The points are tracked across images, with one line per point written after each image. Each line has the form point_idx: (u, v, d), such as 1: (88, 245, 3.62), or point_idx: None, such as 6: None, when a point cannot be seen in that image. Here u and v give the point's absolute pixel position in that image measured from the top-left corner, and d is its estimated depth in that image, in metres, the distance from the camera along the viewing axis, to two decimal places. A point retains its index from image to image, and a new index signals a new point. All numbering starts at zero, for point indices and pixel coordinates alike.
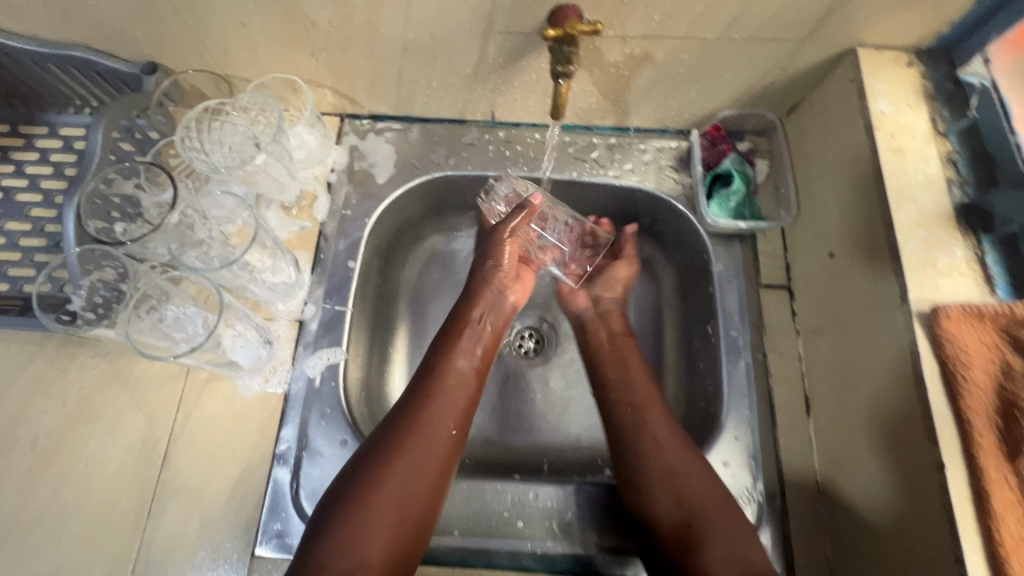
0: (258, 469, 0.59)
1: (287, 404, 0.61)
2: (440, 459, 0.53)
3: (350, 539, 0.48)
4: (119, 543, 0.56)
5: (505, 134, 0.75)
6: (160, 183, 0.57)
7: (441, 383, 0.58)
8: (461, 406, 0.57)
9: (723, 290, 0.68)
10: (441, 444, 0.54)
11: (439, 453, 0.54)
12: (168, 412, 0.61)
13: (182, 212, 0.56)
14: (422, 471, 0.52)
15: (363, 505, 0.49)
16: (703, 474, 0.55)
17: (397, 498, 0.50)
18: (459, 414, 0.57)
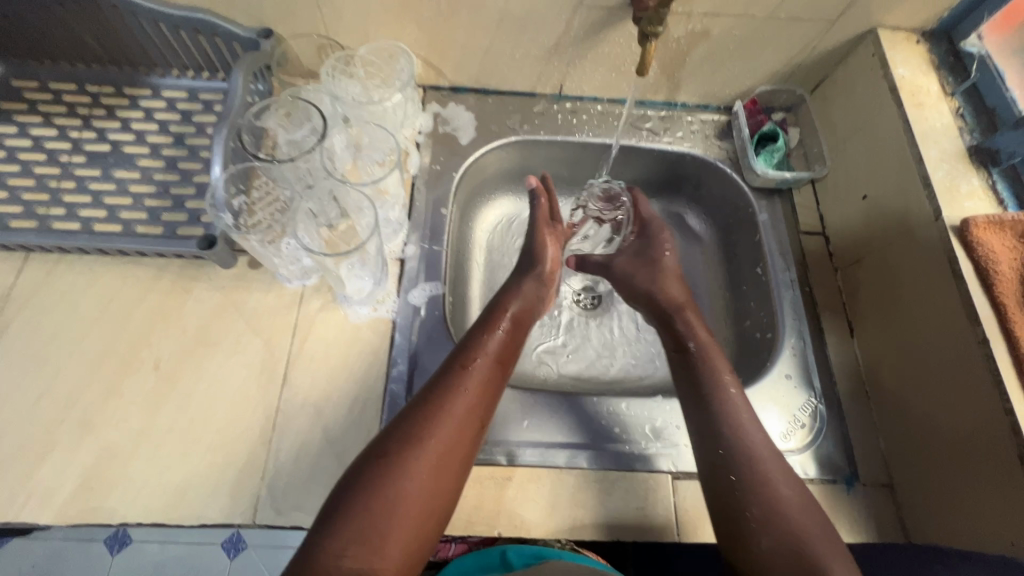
0: (376, 385, 0.63)
1: (395, 330, 0.67)
2: (466, 427, 0.54)
3: (382, 493, 0.48)
4: (247, 453, 0.59)
5: (570, 106, 0.84)
6: (293, 118, 0.67)
7: (472, 351, 0.60)
8: (493, 374, 0.59)
9: (768, 235, 0.78)
10: (471, 409, 0.55)
11: (471, 417, 0.55)
12: (285, 337, 0.65)
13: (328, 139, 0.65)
14: (450, 441, 0.52)
15: (397, 460, 0.50)
16: (774, 456, 0.55)
17: (432, 455, 0.51)
18: (488, 384, 0.58)
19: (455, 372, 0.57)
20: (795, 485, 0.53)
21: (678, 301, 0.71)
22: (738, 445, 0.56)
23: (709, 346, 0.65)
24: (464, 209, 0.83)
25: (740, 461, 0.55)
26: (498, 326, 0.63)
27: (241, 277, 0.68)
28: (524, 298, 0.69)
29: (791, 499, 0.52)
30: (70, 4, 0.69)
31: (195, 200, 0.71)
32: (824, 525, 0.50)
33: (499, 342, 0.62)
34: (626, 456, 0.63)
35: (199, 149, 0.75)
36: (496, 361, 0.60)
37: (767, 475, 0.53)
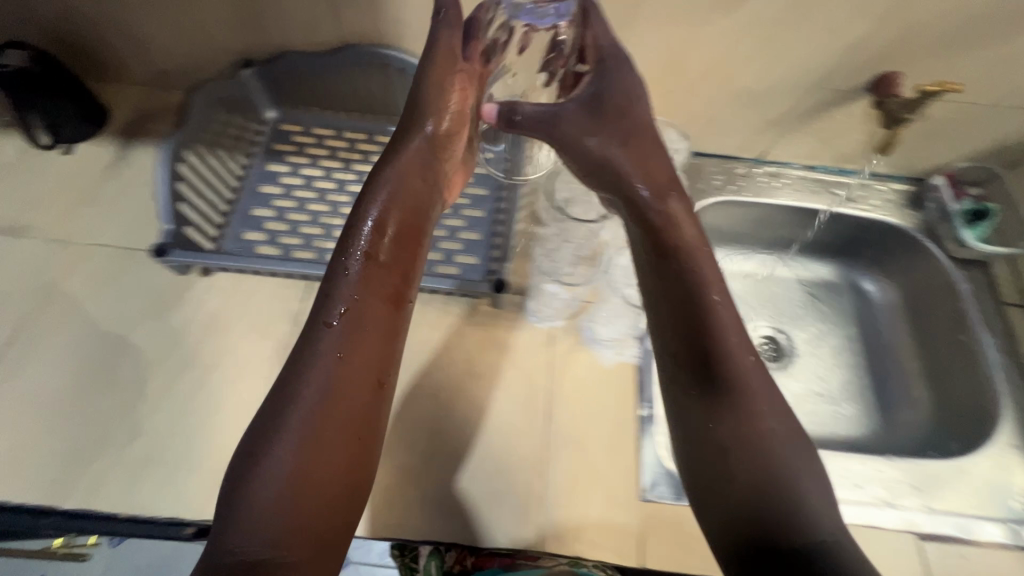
0: (631, 426, 0.68)
1: (641, 374, 0.71)
2: (331, 412, 0.52)
3: (300, 467, 0.49)
4: (523, 484, 0.64)
5: (770, 170, 0.90)
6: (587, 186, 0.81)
7: (337, 299, 0.57)
8: (381, 314, 0.58)
9: (972, 305, 0.82)
10: (344, 356, 0.54)
11: (362, 370, 0.55)
12: (542, 376, 0.70)
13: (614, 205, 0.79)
14: (320, 406, 0.52)
15: (307, 430, 0.51)
16: (757, 381, 0.54)
17: (300, 414, 0.51)
18: (363, 322, 0.57)
19: (319, 333, 0.55)
20: (793, 428, 0.53)
21: (648, 185, 0.64)
22: (706, 359, 0.55)
23: (694, 245, 0.61)
24: None
25: (710, 366, 0.55)
26: (378, 253, 0.60)
27: (496, 316, 0.74)
28: (404, 199, 0.63)
29: (765, 420, 0.53)
30: (362, 64, 0.78)
31: (448, 241, 0.78)
32: (802, 442, 0.53)
33: (380, 274, 0.59)
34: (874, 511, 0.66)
35: None
36: (386, 300, 0.59)
37: (750, 398, 0.54)
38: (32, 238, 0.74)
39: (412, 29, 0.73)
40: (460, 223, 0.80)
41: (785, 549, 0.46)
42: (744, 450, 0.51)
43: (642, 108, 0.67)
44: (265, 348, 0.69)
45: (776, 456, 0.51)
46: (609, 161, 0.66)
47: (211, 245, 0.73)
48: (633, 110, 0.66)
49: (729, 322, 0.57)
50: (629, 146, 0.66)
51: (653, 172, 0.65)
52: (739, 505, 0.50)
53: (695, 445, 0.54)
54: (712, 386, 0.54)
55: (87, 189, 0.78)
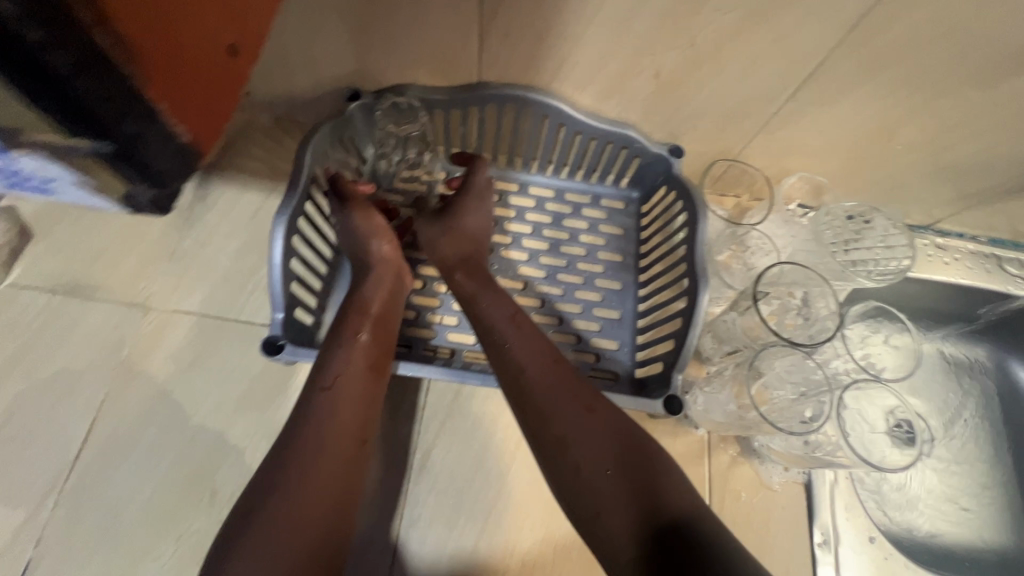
0: (803, 559, 0.60)
1: (811, 493, 0.63)
2: (338, 482, 0.43)
3: (277, 521, 0.39)
4: None
5: (937, 241, 0.79)
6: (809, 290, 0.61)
7: (335, 363, 0.50)
8: (363, 381, 0.50)
9: None
10: (340, 414, 0.47)
11: (342, 414, 0.47)
12: (702, 493, 0.62)
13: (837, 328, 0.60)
14: (326, 475, 0.43)
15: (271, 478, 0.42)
16: (588, 394, 0.47)
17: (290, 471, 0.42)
18: (360, 397, 0.49)
19: (315, 400, 0.47)
20: (622, 422, 0.45)
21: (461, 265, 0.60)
22: (514, 379, 0.50)
23: (486, 287, 0.58)
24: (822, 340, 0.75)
25: (522, 386, 0.49)
26: (360, 331, 0.53)
27: (644, 418, 0.65)
28: (382, 289, 0.59)
29: (581, 423, 0.45)
30: (497, 107, 0.65)
31: (584, 320, 0.69)
32: (617, 431, 0.45)
33: (366, 348, 0.52)
34: None
35: (577, 260, 0.72)
36: (367, 366, 0.51)
37: (567, 407, 0.46)
38: (104, 302, 0.62)
39: (577, 75, 0.60)
40: (597, 298, 0.70)
41: (683, 550, 0.37)
42: (608, 451, 0.43)
43: (476, 214, 0.64)
44: (387, 447, 0.61)
45: (610, 458, 0.43)
46: (433, 247, 0.63)
47: (313, 319, 0.62)
48: (465, 214, 0.63)
49: (542, 352, 0.51)
50: (463, 248, 0.62)
51: (456, 246, 0.62)
52: (612, 509, 0.41)
53: (560, 481, 0.44)
54: (526, 403, 0.48)
55: (165, 239, 0.66)
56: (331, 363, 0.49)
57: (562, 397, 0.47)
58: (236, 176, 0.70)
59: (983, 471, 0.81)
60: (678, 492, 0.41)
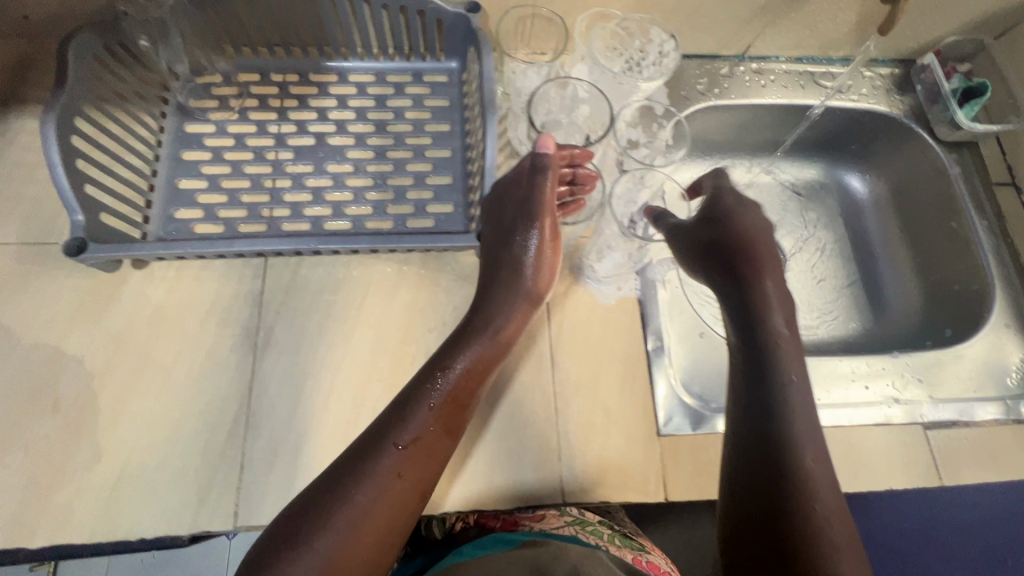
0: (640, 362, 0.64)
1: (644, 305, 0.67)
2: (403, 503, 0.50)
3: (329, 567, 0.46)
4: (539, 436, 0.61)
5: (756, 66, 0.83)
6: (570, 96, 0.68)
7: (413, 407, 0.53)
8: (438, 420, 0.53)
9: (961, 188, 0.80)
10: (399, 467, 0.50)
11: (396, 466, 0.50)
12: (541, 322, 0.66)
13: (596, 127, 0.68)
14: (387, 497, 0.49)
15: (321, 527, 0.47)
16: (801, 388, 0.55)
17: (342, 518, 0.47)
18: (427, 455, 0.52)
19: (388, 455, 0.50)
20: (812, 430, 0.54)
21: (750, 226, 0.62)
22: (757, 344, 0.57)
23: (765, 267, 0.61)
24: None
25: (761, 342, 0.57)
26: (454, 363, 0.56)
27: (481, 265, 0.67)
28: (513, 314, 0.60)
29: (799, 385, 0.55)
30: None
31: (416, 190, 0.70)
32: (808, 433, 0.53)
33: (457, 381, 0.55)
34: (885, 410, 0.66)
35: (404, 135, 0.72)
36: (444, 428, 0.53)
37: (779, 360, 0.56)
38: None
39: None
40: (427, 168, 0.71)
41: (787, 499, 0.50)
42: (781, 415, 0.54)
43: (756, 211, 0.64)
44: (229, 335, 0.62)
45: (778, 412, 0.54)
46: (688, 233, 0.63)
47: (142, 233, 0.64)
48: (755, 209, 0.64)
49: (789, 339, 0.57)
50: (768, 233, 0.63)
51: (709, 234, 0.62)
52: (748, 472, 0.53)
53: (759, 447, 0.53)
54: (759, 355, 0.57)
55: None
56: (411, 423, 0.52)
57: (784, 370, 0.56)
58: (36, 106, 0.68)
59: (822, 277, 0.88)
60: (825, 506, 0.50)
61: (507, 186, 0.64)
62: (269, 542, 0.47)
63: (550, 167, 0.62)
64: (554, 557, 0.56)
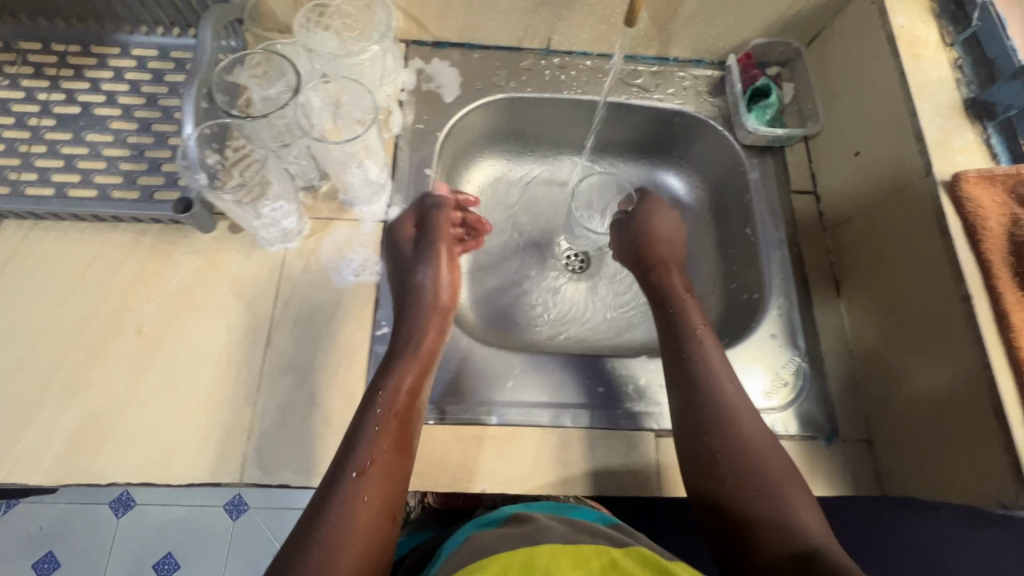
0: (360, 346, 0.64)
1: (380, 292, 0.66)
2: (382, 512, 0.50)
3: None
4: (233, 415, 0.60)
5: (559, 61, 0.81)
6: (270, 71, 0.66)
7: (375, 403, 0.56)
8: (405, 415, 0.56)
9: (757, 194, 0.77)
10: (392, 458, 0.53)
11: (392, 463, 0.53)
12: (269, 301, 0.65)
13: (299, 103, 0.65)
14: (371, 500, 0.50)
15: (330, 535, 0.47)
16: (747, 412, 0.60)
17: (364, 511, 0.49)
18: (391, 472, 0.52)
19: (347, 484, 0.50)
20: (779, 456, 0.57)
21: (651, 216, 0.78)
22: (709, 374, 0.61)
23: (685, 301, 0.70)
24: (449, 174, 0.82)
25: (686, 356, 0.64)
26: (390, 376, 0.58)
27: (221, 241, 0.67)
28: (429, 332, 0.63)
29: (740, 400, 0.60)
30: None
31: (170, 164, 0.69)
32: (766, 458, 0.57)
33: (398, 398, 0.57)
34: (612, 414, 0.64)
35: (173, 110, 0.72)
36: (393, 446, 0.53)
37: (709, 367, 0.62)
38: None
39: None
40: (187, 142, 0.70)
41: (811, 539, 0.50)
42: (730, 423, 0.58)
43: (661, 211, 0.79)
44: None
45: (733, 430, 0.58)
46: (651, 241, 0.76)
47: None
48: (655, 209, 0.79)
49: (715, 364, 0.62)
50: (676, 230, 0.78)
51: (660, 245, 0.76)
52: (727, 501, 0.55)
53: (727, 480, 0.56)
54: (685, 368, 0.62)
55: None
56: (359, 448, 0.52)
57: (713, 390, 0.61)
58: None
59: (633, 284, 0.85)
60: (811, 520, 0.52)
61: (388, 248, 0.68)
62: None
63: (441, 203, 0.68)
64: (540, 529, 0.45)
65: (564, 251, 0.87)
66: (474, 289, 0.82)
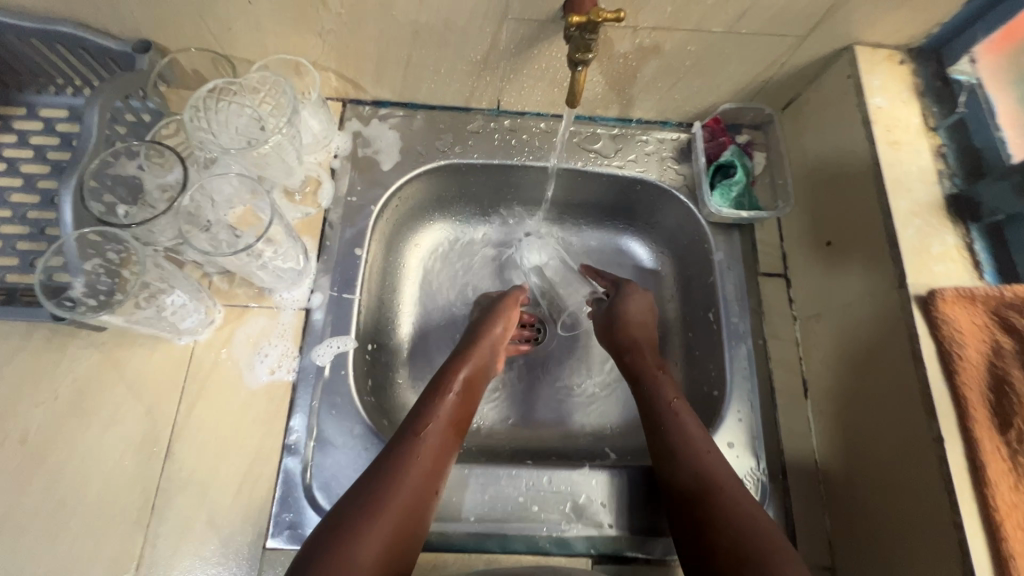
0: (269, 457, 0.58)
1: (296, 392, 0.60)
2: (397, 537, 0.48)
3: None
4: (121, 539, 0.54)
5: (510, 123, 0.75)
6: (165, 164, 0.55)
7: (425, 418, 0.57)
8: (444, 443, 0.56)
9: (723, 277, 0.70)
10: (424, 477, 0.53)
11: (422, 484, 0.52)
12: (172, 402, 0.59)
13: (192, 195, 0.53)
14: (397, 517, 0.49)
15: (343, 541, 0.46)
16: (729, 476, 0.54)
17: (384, 523, 0.48)
18: (427, 480, 0.53)
19: (384, 480, 0.51)
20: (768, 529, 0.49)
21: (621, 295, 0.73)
22: (684, 440, 0.57)
23: (659, 373, 0.65)
24: (389, 244, 0.74)
25: (659, 424, 0.60)
26: (450, 391, 0.61)
27: (124, 333, 0.60)
28: (472, 360, 0.65)
29: (722, 467, 0.55)
30: None
31: None
32: (754, 531, 0.48)
33: (450, 408, 0.59)
34: (544, 536, 0.58)
35: None
36: (431, 464, 0.54)
37: (682, 429, 0.58)
38: None
39: None
40: None
41: None
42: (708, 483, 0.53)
43: (638, 298, 0.72)
44: None
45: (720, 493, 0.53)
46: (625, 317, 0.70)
47: None
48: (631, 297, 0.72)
49: (697, 437, 0.57)
50: (644, 320, 0.70)
51: (638, 330, 0.69)
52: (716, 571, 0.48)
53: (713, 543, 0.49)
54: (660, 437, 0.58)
55: None
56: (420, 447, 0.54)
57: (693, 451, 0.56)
58: None
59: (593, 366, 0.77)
60: None
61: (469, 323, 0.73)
62: None
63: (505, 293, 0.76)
64: None
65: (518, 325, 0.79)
66: (414, 375, 0.74)
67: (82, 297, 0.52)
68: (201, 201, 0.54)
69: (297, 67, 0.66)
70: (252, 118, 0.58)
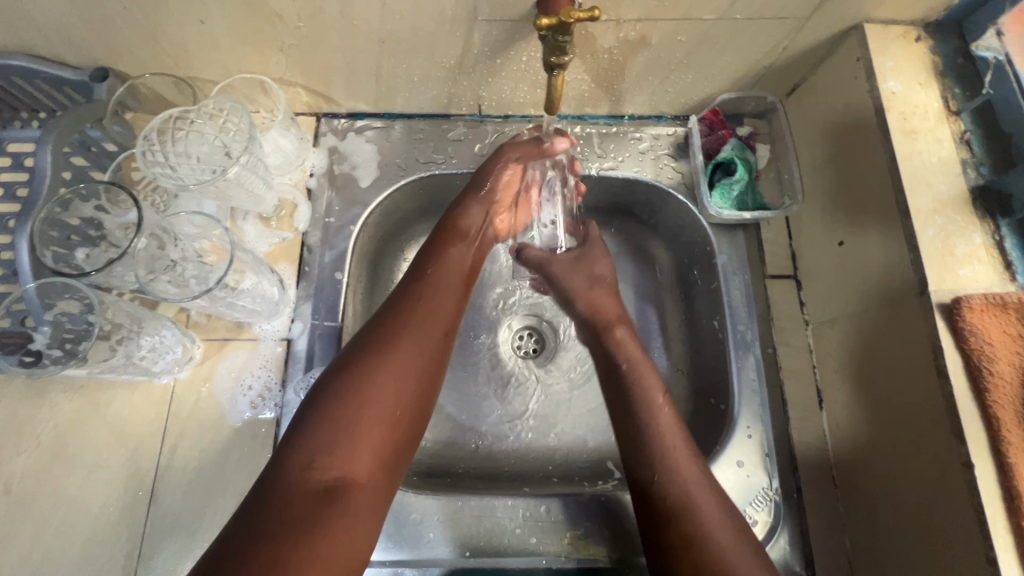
0: None
1: (279, 429, 0.58)
2: (420, 371, 0.46)
3: (338, 433, 0.41)
4: None
5: (494, 128, 0.70)
6: (122, 203, 0.53)
7: (431, 267, 0.55)
8: (452, 290, 0.54)
9: (728, 283, 0.65)
10: (431, 323, 0.50)
11: (429, 332, 0.49)
12: (154, 444, 0.57)
13: (150, 235, 0.51)
14: (415, 353, 0.47)
15: (364, 372, 0.44)
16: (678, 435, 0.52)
17: (396, 365, 0.45)
18: (447, 316, 0.52)
19: (402, 319, 0.49)
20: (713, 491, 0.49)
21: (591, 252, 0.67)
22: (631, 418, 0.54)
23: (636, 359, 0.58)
24: (375, 261, 0.70)
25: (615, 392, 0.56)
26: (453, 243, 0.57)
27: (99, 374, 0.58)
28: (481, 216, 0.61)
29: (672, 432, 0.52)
30: None
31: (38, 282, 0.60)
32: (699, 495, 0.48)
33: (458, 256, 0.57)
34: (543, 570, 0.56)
35: None
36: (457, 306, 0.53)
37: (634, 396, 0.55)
38: None
39: None
40: None
41: None
42: (646, 430, 0.52)
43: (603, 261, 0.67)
44: None
45: (672, 462, 0.50)
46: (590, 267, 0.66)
47: None
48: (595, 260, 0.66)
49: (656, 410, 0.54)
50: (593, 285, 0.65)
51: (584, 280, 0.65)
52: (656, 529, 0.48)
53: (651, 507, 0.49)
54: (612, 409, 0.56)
55: None
56: (431, 290, 0.52)
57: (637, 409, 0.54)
58: None
59: (583, 386, 0.71)
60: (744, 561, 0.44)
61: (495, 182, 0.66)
62: (305, 426, 0.42)
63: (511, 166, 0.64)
64: None
65: (518, 335, 0.74)
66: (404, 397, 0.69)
67: (46, 348, 0.52)
68: (162, 238, 0.52)
69: (263, 85, 0.63)
70: (215, 145, 0.56)
